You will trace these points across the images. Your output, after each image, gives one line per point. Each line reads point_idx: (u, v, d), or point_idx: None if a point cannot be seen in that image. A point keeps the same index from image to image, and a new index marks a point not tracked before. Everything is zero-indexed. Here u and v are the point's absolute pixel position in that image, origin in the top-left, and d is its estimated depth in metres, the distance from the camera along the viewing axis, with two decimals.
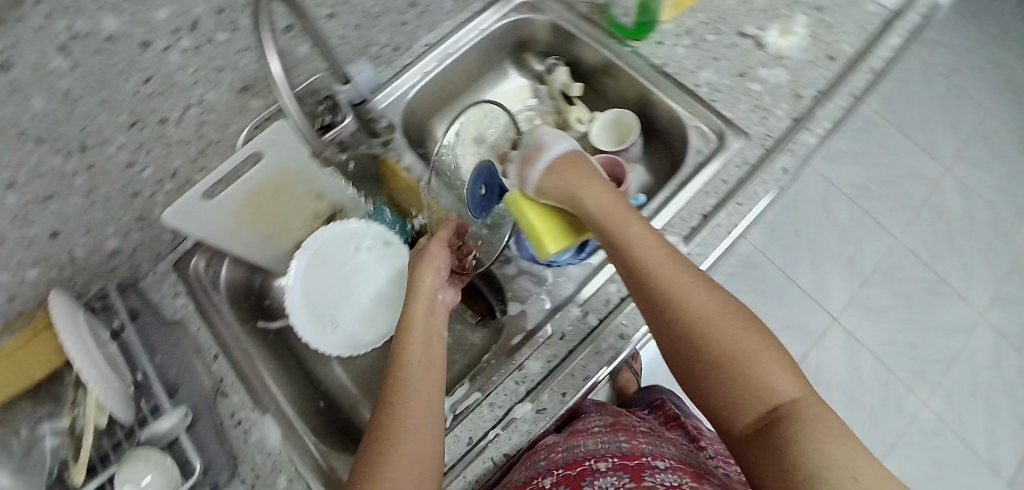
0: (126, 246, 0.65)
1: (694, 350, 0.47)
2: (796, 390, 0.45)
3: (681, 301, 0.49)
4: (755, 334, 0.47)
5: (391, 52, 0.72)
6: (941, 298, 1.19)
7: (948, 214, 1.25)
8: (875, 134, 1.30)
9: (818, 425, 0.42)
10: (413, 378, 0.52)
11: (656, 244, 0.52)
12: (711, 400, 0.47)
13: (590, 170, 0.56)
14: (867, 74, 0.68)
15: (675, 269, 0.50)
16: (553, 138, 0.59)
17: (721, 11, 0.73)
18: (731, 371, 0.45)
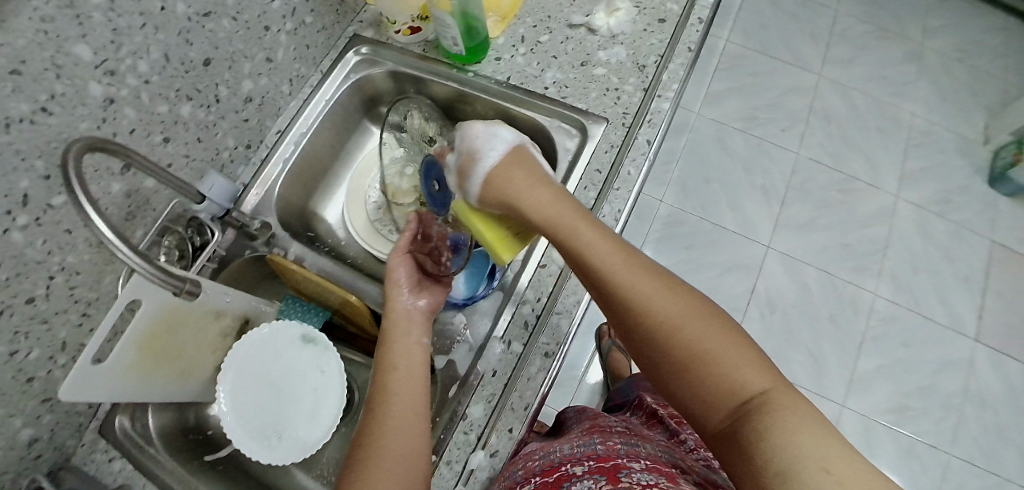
0: (43, 431, 0.64)
1: (665, 346, 0.47)
2: (767, 383, 0.43)
3: (646, 300, 0.48)
4: (724, 329, 0.46)
5: (245, 150, 0.73)
6: (857, 194, 1.20)
7: (835, 116, 1.26)
8: (745, 64, 1.29)
9: (795, 414, 0.40)
10: (395, 392, 0.52)
11: (616, 249, 0.51)
12: (683, 399, 0.46)
13: (530, 170, 0.56)
14: (698, 26, 0.74)
15: (638, 271, 0.50)
16: (489, 139, 0.58)
17: (546, 11, 0.77)
18: (701, 366, 0.45)
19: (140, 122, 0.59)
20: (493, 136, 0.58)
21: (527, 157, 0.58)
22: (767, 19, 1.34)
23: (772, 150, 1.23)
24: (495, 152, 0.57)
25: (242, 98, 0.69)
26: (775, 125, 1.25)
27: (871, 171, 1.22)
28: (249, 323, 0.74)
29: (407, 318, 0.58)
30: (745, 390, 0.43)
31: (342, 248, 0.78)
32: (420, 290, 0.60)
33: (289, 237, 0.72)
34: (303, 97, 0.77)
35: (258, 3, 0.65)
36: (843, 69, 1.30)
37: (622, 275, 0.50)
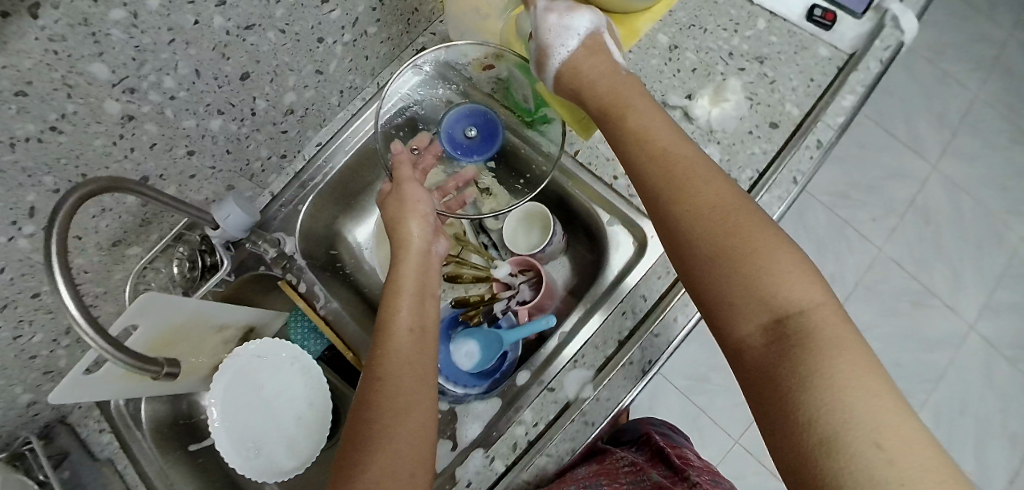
0: (43, 396, 0.64)
1: (709, 265, 0.41)
2: (815, 303, 0.39)
3: (695, 197, 0.43)
4: (779, 242, 0.41)
5: (279, 160, 0.67)
6: (928, 312, 1.07)
7: (935, 218, 1.11)
8: (854, 132, 1.14)
9: (843, 360, 0.36)
10: (402, 348, 0.50)
11: (672, 143, 0.46)
12: (716, 315, 0.42)
13: (607, 59, 0.53)
14: (811, 151, 0.61)
15: (693, 160, 0.45)
16: (564, 28, 0.54)
17: (643, 75, 0.65)
18: (744, 284, 0.39)
19: (162, 136, 0.54)
20: (569, 26, 0.54)
21: (602, 42, 0.55)
22: (895, 85, 1.16)
23: (853, 238, 1.10)
24: (570, 41, 0.54)
25: (282, 110, 0.63)
26: (866, 210, 1.11)
27: (954, 291, 1.08)
28: (255, 332, 0.71)
29: (417, 267, 0.56)
30: (790, 311, 0.38)
31: (360, 276, 0.73)
32: (434, 237, 0.60)
33: (306, 267, 0.68)
34: (354, 110, 0.70)
35: (313, 14, 0.56)
36: (964, 166, 1.12)
37: (676, 161, 0.45)
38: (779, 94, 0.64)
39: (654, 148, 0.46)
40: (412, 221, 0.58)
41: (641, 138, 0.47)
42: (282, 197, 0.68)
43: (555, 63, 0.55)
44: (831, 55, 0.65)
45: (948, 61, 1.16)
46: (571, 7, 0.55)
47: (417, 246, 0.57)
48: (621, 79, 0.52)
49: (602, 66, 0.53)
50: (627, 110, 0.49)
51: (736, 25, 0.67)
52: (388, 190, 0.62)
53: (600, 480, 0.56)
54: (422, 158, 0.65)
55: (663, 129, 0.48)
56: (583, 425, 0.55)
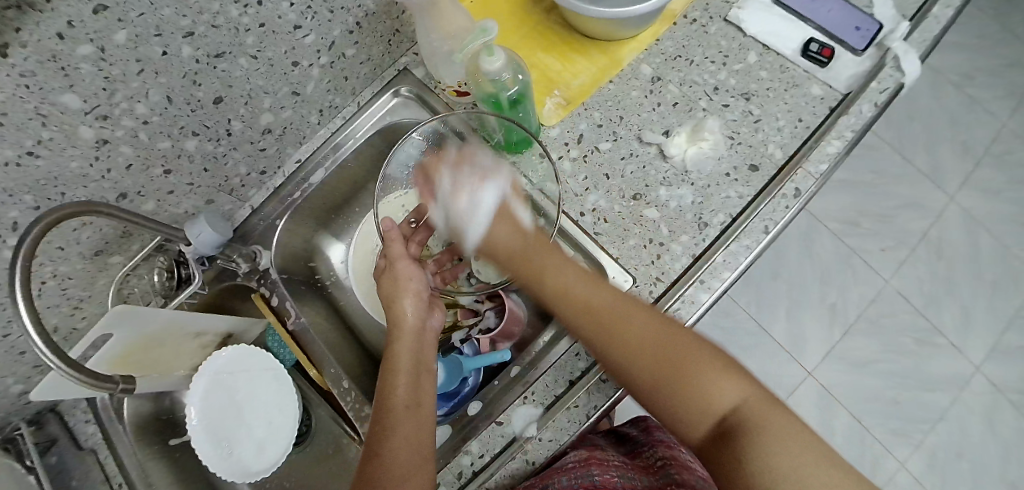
0: (33, 387, 0.70)
1: (650, 397, 0.49)
2: (738, 397, 0.47)
3: (626, 347, 0.50)
4: (699, 349, 0.49)
5: (259, 176, 0.69)
6: (933, 349, 1.01)
7: (952, 252, 1.04)
8: (870, 157, 1.08)
9: (767, 426, 0.44)
10: (401, 427, 0.50)
11: (600, 293, 0.53)
12: (663, 416, 0.49)
13: (512, 222, 0.58)
14: (788, 198, 0.59)
15: (609, 299, 0.52)
16: (474, 203, 0.59)
17: (621, 107, 0.63)
18: (678, 386, 0.47)
19: (138, 158, 0.57)
20: (478, 202, 0.59)
21: (511, 209, 0.59)
22: (919, 109, 1.09)
23: (859, 267, 1.04)
24: (480, 218, 0.59)
25: (259, 130, 0.65)
26: (877, 241, 1.05)
27: (963, 331, 1.02)
28: (234, 337, 0.74)
29: (411, 345, 0.56)
30: (721, 407, 0.46)
31: (337, 289, 0.74)
32: (429, 311, 0.60)
33: (281, 280, 0.68)
34: (334, 128, 0.71)
35: (286, 40, 0.57)
36: (986, 199, 1.05)
37: (597, 304, 0.52)
38: (763, 134, 0.62)
39: (577, 297, 0.53)
40: (407, 296, 0.59)
41: (567, 293, 0.54)
42: (261, 210, 0.70)
43: (474, 235, 0.59)
44: (824, 94, 0.63)
45: (979, 85, 1.09)
46: (480, 177, 0.59)
47: (411, 322, 0.57)
48: (532, 238, 0.58)
49: (510, 233, 0.58)
50: (542, 269, 0.56)
51: (724, 58, 0.64)
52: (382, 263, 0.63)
53: (592, 471, 0.56)
54: (416, 232, 0.66)
55: (584, 287, 0.54)
56: (525, 463, 0.55)
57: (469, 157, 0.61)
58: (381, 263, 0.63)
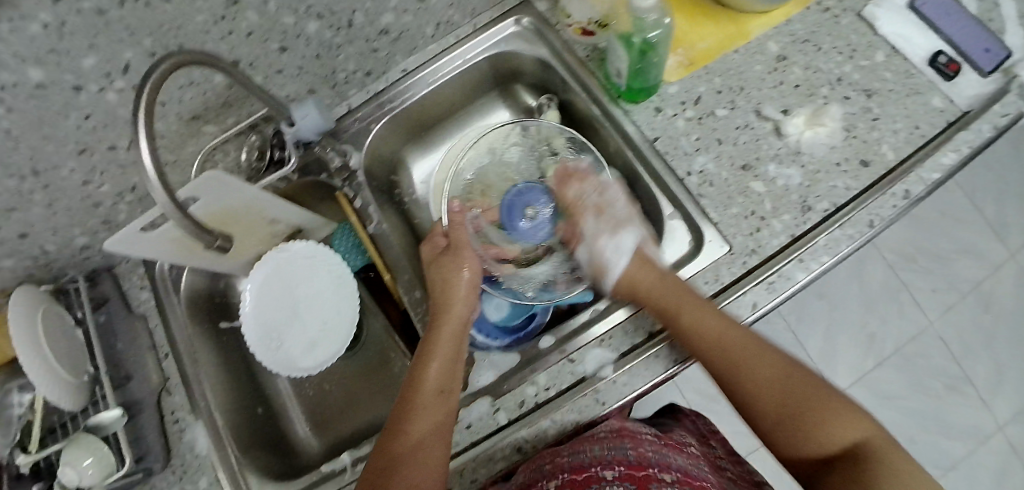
0: (96, 242, 0.71)
1: (772, 420, 0.51)
2: (858, 434, 0.48)
3: (749, 382, 0.52)
4: (819, 391, 0.51)
5: (363, 77, 0.68)
6: (959, 399, 1.02)
7: (998, 308, 1.05)
8: (941, 197, 1.08)
9: (887, 461, 0.46)
10: (426, 398, 0.54)
11: (723, 319, 0.53)
12: (780, 446, 0.51)
13: (654, 267, 0.57)
14: (896, 201, 0.59)
15: (740, 333, 0.53)
16: (614, 250, 0.60)
17: (743, 78, 0.63)
18: (804, 424, 0.49)
19: (261, 27, 0.55)
20: (619, 244, 0.60)
21: (646, 254, 0.59)
22: (998, 162, 1.09)
23: (906, 302, 1.05)
24: (620, 259, 0.59)
25: (378, 30, 0.62)
26: (928, 281, 1.06)
27: (992, 388, 1.03)
28: (302, 233, 0.75)
29: (453, 334, 0.58)
30: (844, 441, 0.48)
31: (414, 207, 0.74)
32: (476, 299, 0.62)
33: (366, 183, 0.68)
34: (444, 46, 0.69)
35: None
36: None
37: (727, 338, 0.52)
38: (879, 133, 0.62)
39: (707, 330, 0.53)
40: (461, 283, 0.61)
41: (701, 330, 0.53)
42: (359, 112, 0.69)
43: (613, 277, 0.59)
44: (945, 107, 0.62)
45: None
46: (616, 227, 0.61)
47: (458, 311, 0.59)
48: (672, 278, 0.57)
49: (652, 274, 0.57)
50: (677, 304, 0.54)
51: (853, 51, 0.64)
52: (444, 244, 0.65)
53: (626, 444, 0.53)
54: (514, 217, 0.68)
55: (712, 314, 0.54)
56: (593, 402, 0.56)
57: (598, 213, 0.63)
58: (443, 245, 0.65)
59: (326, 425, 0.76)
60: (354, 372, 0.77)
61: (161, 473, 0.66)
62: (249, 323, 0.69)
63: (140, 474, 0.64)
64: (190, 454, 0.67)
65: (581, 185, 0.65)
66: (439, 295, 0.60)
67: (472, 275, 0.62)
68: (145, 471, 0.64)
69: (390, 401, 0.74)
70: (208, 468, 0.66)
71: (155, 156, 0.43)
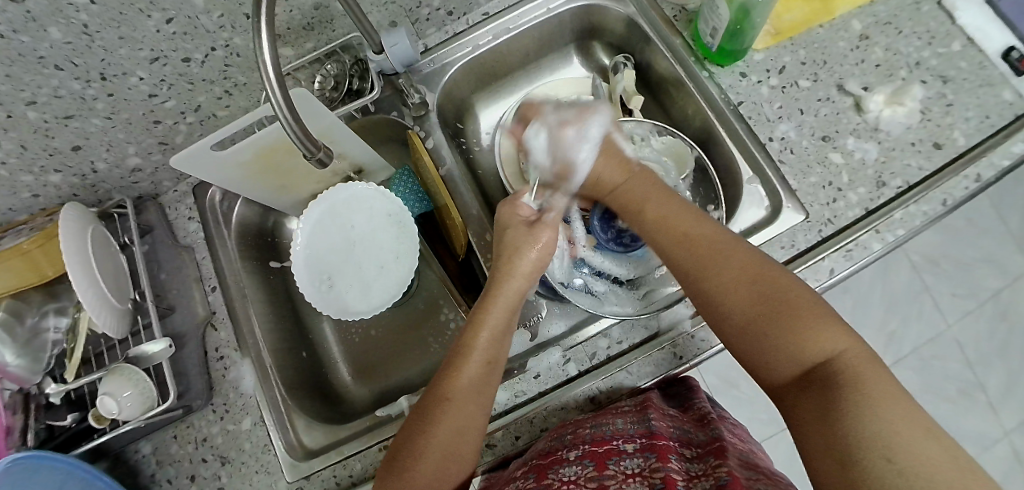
0: (147, 166, 0.68)
1: (740, 324, 0.47)
2: (833, 349, 0.43)
3: (715, 286, 0.49)
4: (803, 304, 0.45)
5: (445, 15, 0.67)
6: (969, 402, 1.06)
7: (1014, 317, 1.09)
8: (969, 205, 1.12)
9: (863, 387, 0.39)
10: (472, 374, 0.51)
11: (699, 223, 0.54)
12: (750, 357, 0.47)
13: (618, 157, 0.62)
14: (970, 182, 0.59)
15: (716, 233, 0.53)
16: (581, 138, 0.63)
17: (826, 53, 0.65)
18: (780, 332, 0.45)
19: None
20: (584, 133, 0.63)
21: (613, 141, 0.64)
22: None
23: (927, 304, 1.10)
24: (587, 148, 0.63)
25: None
26: (948, 284, 1.10)
27: (1003, 395, 1.07)
28: (362, 174, 0.72)
29: (506, 308, 0.55)
30: (816, 356, 0.43)
31: (479, 156, 0.76)
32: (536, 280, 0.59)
33: (438, 125, 0.69)
34: None
35: None
36: None
37: (697, 236, 0.53)
38: (952, 119, 0.61)
39: (678, 228, 0.55)
40: (523, 259, 0.58)
41: (669, 224, 0.55)
42: (434, 53, 0.69)
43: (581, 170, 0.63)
44: (1015, 100, 0.61)
45: None
46: (582, 115, 0.64)
47: (516, 285, 0.57)
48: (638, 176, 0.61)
49: (616, 168, 0.62)
50: (644, 198, 0.59)
51: (931, 39, 0.64)
52: (530, 218, 0.62)
53: (649, 416, 0.52)
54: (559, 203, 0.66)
55: (681, 220, 0.55)
56: (673, 355, 0.57)
57: (557, 106, 0.66)
58: (524, 216, 0.62)
59: (374, 374, 0.74)
60: (407, 321, 0.75)
61: (202, 411, 0.64)
62: (300, 261, 0.67)
63: (180, 410, 0.62)
64: (234, 392, 0.64)
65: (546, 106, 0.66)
66: (502, 266, 0.58)
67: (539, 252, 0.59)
68: (185, 407, 0.62)
69: (439, 352, 0.73)
70: (253, 408, 0.63)
71: (271, 58, 0.40)
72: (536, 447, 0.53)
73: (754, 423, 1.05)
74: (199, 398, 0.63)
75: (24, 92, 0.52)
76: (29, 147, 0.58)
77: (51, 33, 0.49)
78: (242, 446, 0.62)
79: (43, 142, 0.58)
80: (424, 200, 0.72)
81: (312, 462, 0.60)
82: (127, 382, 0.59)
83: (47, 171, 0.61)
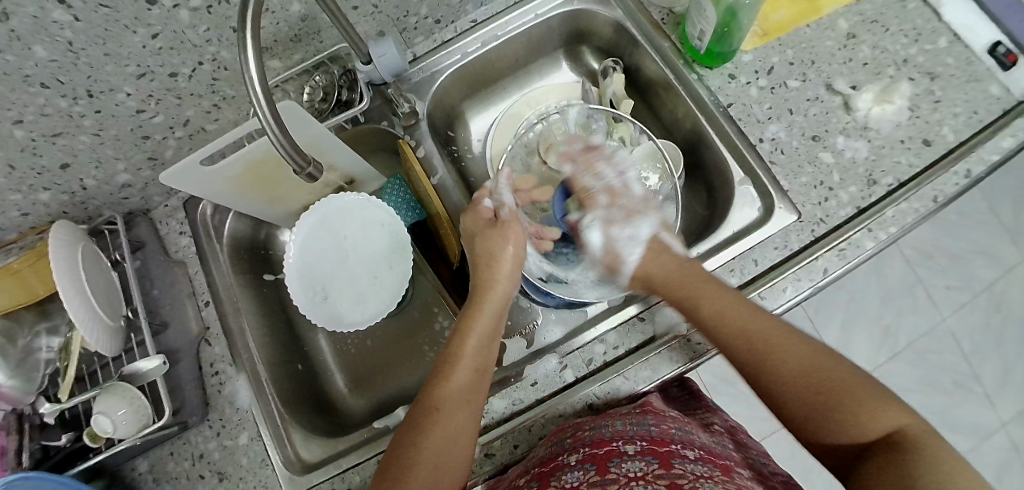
0: (137, 181, 0.68)
1: (800, 408, 0.46)
2: (892, 423, 0.43)
3: (774, 373, 0.48)
4: (855, 385, 0.45)
5: (433, 24, 0.67)
6: (966, 395, 1.07)
7: (1008, 309, 1.10)
8: (961, 198, 1.13)
9: (936, 451, 0.40)
10: (461, 382, 0.51)
11: (748, 310, 0.52)
12: (807, 435, 0.46)
13: (666, 254, 0.59)
14: (960, 178, 0.59)
15: (765, 322, 0.51)
16: (627, 240, 0.62)
17: (813, 53, 0.65)
18: (843, 416, 0.44)
19: None
20: (634, 236, 0.62)
21: (661, 240, 0.61)
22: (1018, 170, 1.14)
23: (923, 298, 1.10)
24: (633, 248, 0.61)
25: None
26: (942, 277, 1.11)
27: (999, 386, 1.07)
28: (353, 184, 0.72)
29: (492, 315, 0.56)
30: (879, 431, 0.43)
31: (471, 163, 0.76)
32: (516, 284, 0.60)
33: (428, 134, 0.69)
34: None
35: None
36: None
37: (750, 327, 0.50)
38: (940, 116, 0.61)
39: (728, 316, 0.52)
40: (506, 261, 0.58)
41: (717, 312, 0.52)
42: (423, 61, 0.68)
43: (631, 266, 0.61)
44: (1001, 95, 0.61)
45: None
46: (629, 215, 0.63)
47: (500, 289, 0.57)
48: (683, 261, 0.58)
49: (669, 263, 0.58)
50: (694, 288, 0.55)
51: (918, 36, 0.65)
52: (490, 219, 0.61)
53: (648, 419, 0.51)
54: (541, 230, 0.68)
55: (729, 301, 0.53)
56: (668, 358, 0.57)
57: (613, 199, 0.64)
58: (487, 217, 0.61)
59: (370, 386, 0.74)
60: (403, 329, 0.75)
61: (199, 427, 0.63)
62: (292, 272, 0.66)
63: (176, 427, 0.61)
64: (230, 407, 0.64)
65: (596, 173, 0.66)
66: (483, 271, 0.58)
67: (516, 251, 0.59)
68: (180, 425, 0.62)
69: (436, 360, 0.73)
70: (249, 422, 0.63)
71: (258, 73, 0.40)
72: (536, 453, 0.53)
73: (753, 422, 1.05)
74: (195, 414, 0.63)
75: (10, 111, 0.52)
76: (17, 166, 0.57)
77: (36, 52, 0.48)
78: (239, 461, 0.61)
79: (31, 161, 0.58)
80: (416, 209, 0.72)
81: (310, 475, 0.59)
82: (122, 399, 0.59)
83: (36, 189, 0.61)
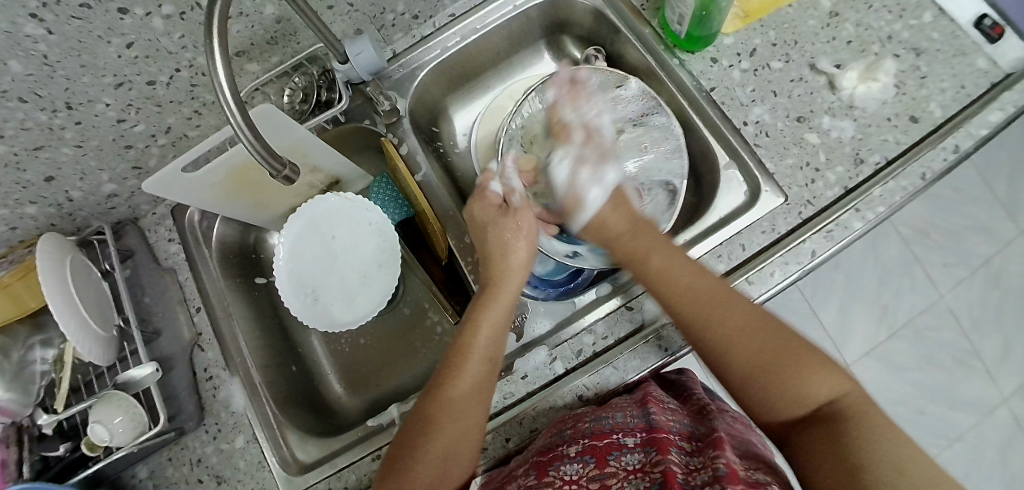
0: (123, 191, 0.68)
1: (745, 371, 0.47)
2: (834, 390, 0.44)
3: (719, 338, 0.48)
4: (800, 354, 0.46)
5: (410, 20, 0.66)
6: (966, 371, 1.07)
7: (1007, 283, 1.09)
8: (957, 174, 1.12)
9: (872, 420, 0.41)
10: (471, 375, 0.51)
11: (692, 271, 0.52)
12: (753, 401, 0.47)
13: (626, 208, 0.58)
14: (948, 154, 0.58)
15: (714, 285, 0.51)
16: (595, 181, 0.59)
17: (796, 33, 0.64)
18: (784, 380, 0.45)
19: None
20: (600, 177, 0.59)
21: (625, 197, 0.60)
22: (1013, 143, 1.13)
23: (920, 276, 1.09)
24: (596, 191, 0.58)
25: None
26: (940, 255, 1.10)
27: (999, 361, 1.07)
28: (340, 184, 0.72)
29: (504, 305, 0.55)
30: (819, 398, 0.44)
31: (457, 159, 0.76)
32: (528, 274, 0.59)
33: (411, 131, 0.69)
34: None
35: None
36: None
37: (697, 290, 0.50)
38: (927, 91, 0.61)
39: (677, 282, 0.51)
40: (518, 251, 0.58)
41: (664, 276, 0.52)
42: (402, 58, 0.68)
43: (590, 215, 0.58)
44: (988, 69, 0.60)
45: None
46: (602, 158, 0.59)
47: (513, 282, 0.57)
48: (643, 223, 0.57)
49: (623, 218, 0.58)
50: (646, 249, 0.55)
51: (902, 11, 0.64)
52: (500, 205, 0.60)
53: (648, 411, 0.51)
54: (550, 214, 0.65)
55: (680, 266, 0.52)
56: (658, 347, 0.56)
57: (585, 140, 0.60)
58: (495, 203, 0.60)
59: (365, 385, 0.74)
60: (397, 327, 0.75)
61: (196, 432, 0.64)
62: (283, 275, 0.66)
63: (173, 433, 0.61)
64: (225, 411, 0.64)
65: (576, 107, 0.61)
66: (495, 262, 0.58)
67: (527, 241, 0.59)
68: (177, 430, 0.62)
69: (430, 357, 0.73)
70: (245, 426, 0.63)
71: (227, 78, 0.40)
72: (535, 444, 0.53)
73: None
74: (191, 419, 0.63)
75: None
76: (2, 181, 0.57)
77: (12, 66, 0.48)
78: (237, 464, 0.62)
79: (15, 176, 0.58)
80: (403, 207, 0.72)
81: (307, 476, 0.60)
82: (117, 407, 0.59)
83: (22, 203, 0.61)
